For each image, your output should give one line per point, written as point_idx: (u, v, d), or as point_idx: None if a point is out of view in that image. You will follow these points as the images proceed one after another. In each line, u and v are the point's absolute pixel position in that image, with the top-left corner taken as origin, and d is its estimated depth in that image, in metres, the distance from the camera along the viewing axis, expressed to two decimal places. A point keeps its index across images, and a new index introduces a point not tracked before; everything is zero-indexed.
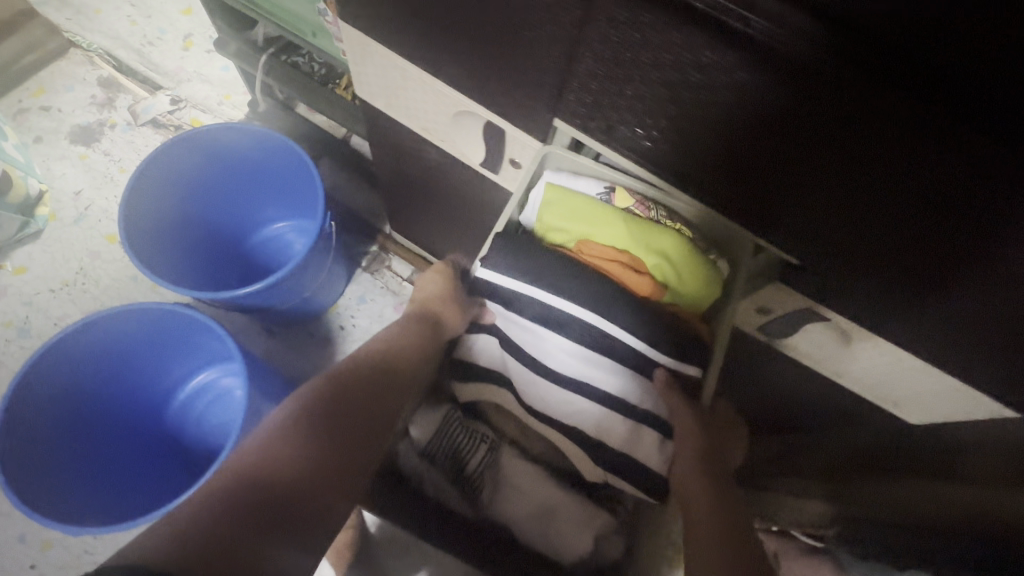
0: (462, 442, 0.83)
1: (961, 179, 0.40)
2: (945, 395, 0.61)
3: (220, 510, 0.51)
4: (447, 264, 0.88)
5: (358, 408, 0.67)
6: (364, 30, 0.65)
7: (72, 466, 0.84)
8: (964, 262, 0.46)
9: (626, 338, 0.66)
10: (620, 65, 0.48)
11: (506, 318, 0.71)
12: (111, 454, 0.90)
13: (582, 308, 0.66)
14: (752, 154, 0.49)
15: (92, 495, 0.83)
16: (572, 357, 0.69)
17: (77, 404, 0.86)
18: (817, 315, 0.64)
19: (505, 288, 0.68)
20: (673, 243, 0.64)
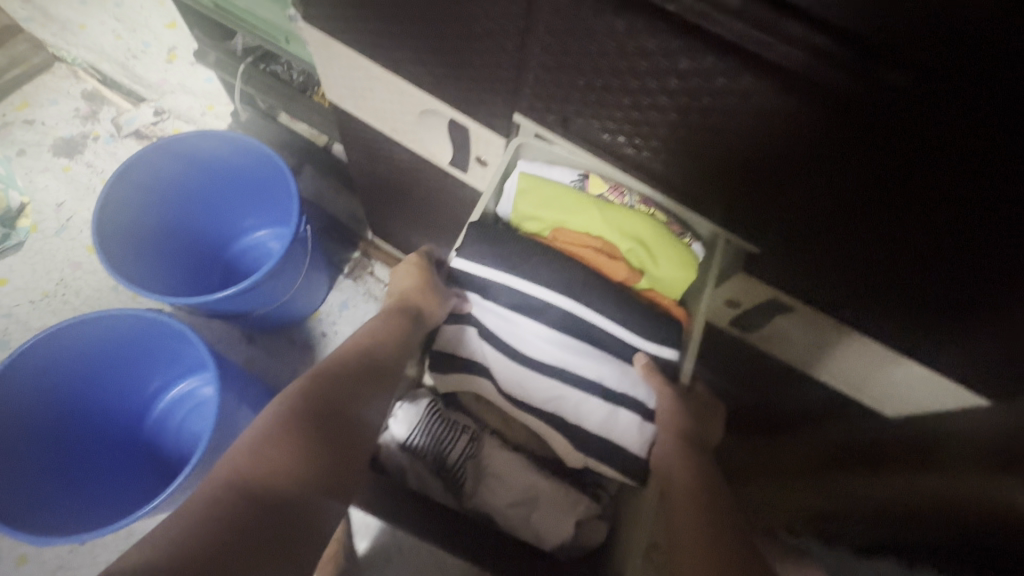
0: (441, 433, 0.79)
1: (941, 160, 0.39)
2: (916, 382, 0.61)
3: (205, 526, 0.48)
4: (422, 254, 0.80)
5: (339, 409, 0.62)
6: (327, 32, 0.65)
7: (46, 476, 0.83)
8: (946, 245, 0.45)
9: (602, 323, 0.65)
10: (568, 55, 0.48)
11: (482, 308, 0.70)
12: (86, 463, 0.89)
13: (556, 294, 0.65)
14: (721, 143, 0.48)
15: (66, 503, 0.82)
16: (550, 343, 0.67)
17: (51, 413, 0.86)
18: (783, 306, 0.64)
19: (481, 278, 0.67)
20: (647, 228, 0.64)
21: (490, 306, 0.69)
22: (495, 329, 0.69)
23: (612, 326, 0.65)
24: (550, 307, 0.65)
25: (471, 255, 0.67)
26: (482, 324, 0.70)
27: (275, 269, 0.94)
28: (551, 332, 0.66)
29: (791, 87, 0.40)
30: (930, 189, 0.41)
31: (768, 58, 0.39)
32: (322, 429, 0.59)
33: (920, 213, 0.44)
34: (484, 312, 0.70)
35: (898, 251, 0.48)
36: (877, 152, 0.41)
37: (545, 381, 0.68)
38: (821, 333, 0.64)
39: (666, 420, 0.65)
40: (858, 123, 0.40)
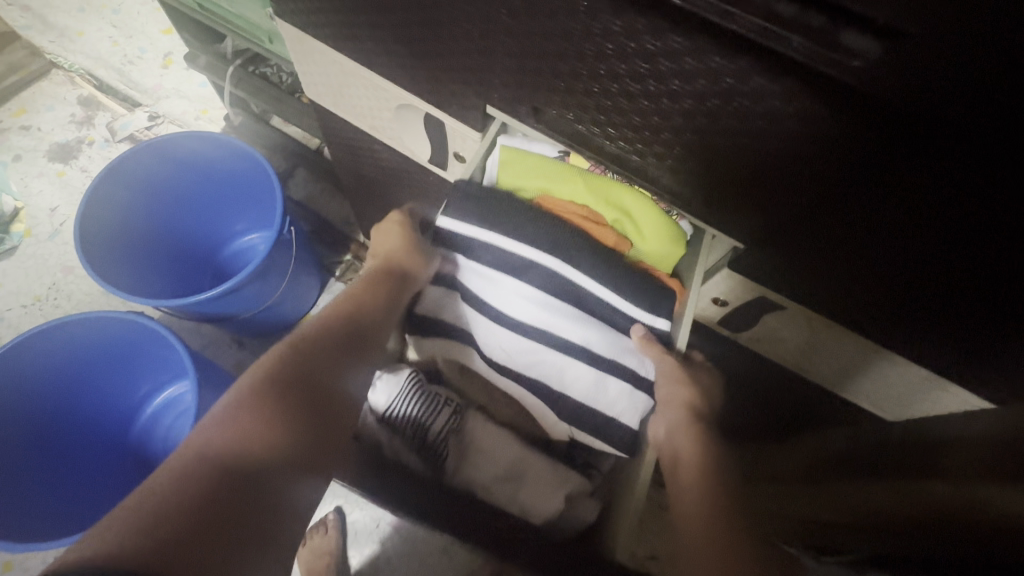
0: (421, 407, 0.76)
1: (927, 147, 0.37)
2: (917, 385, 0.59)
3: (173, 503, 0.44)
4: (404, 216, 0.75)
5: (316, 380, 0.57)
6: (300, 27, 0.64)
7: (32, 477, 0.84)
8: (940, 240, 0.42)
9: (590, 284, 0.64)
10: (532, 41, 0.46)
11: (468, 271, 0.69)
12: (74, 466, 0.89)
13: (543, 253, 0.64)
14: (701, 136, 0.46)
15: (46, 507, 0.82)
16: (536, 304, 0.65)
17: (41, 415, 0.86)
18: (774, 305, 0.61)
19: (466, 236, 0.66)
20: (633, 200, 0.66)
21: (477, 270, 0.68)
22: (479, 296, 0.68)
23: (603, 291, 0.65)
24: (540, 268, 0.64)
25: (460, 215, 0.66)
26: (469, 290, 0.69)
27: (258, 270, 0.92)
28: (538, 296, 0.65)
29: (770, 73, 0.38)
30: (919, 178, 0.39)
31: (743, 39, 0.37)
32: (296, 400, 0.55)
33: (909, 205, 0.41)
34: (472, 269, 0.68)
35: (888, 247, 0.46)
36: (862, 141, 0.39)
37: (531, 347, 0.67)
38: (815, 332, 0.61)
39: (668, 398, 0.64)
40: (841, 110, 0.38)
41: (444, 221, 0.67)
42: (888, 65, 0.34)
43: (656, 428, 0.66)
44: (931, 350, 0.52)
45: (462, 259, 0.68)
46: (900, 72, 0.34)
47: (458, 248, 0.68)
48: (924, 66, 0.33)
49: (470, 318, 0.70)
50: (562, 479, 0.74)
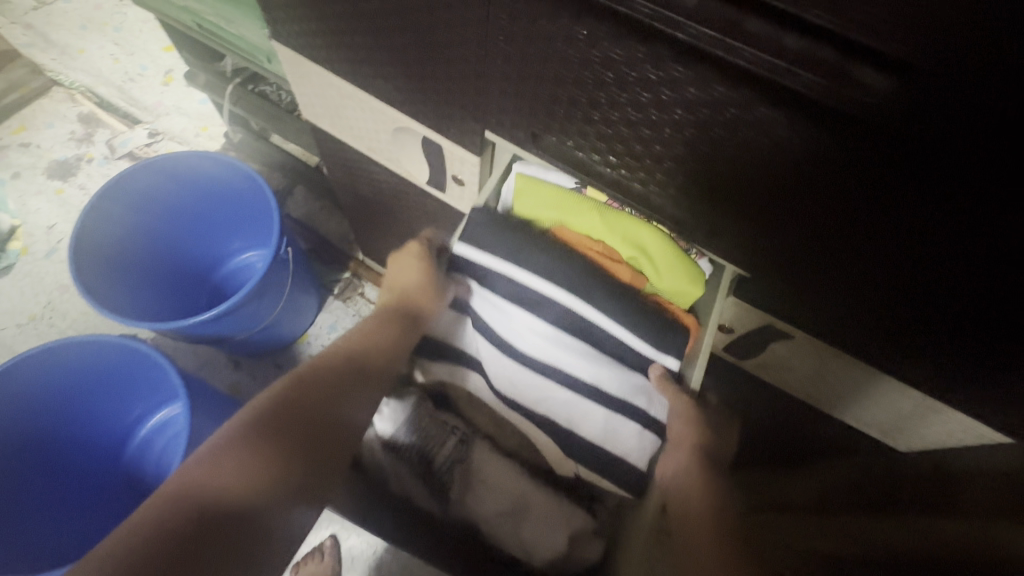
0: (426, 436, 0.82)
1: (930, 181, 0.36)
2: (927, 417, 0.57)
3: None
4: (422, 244, 0.76)
5: (331, 400, 0.60)
6: (296, 50, 0.63)
7: (22, 489, 0.83)
8: (941, 272, 0.42)
9: (602, 321, 0.62)
10: (530, 67, 0.45)
11: (478, 303, 0.67)
12: (67, 479, 0.88)
13: (555, 288, 0.62)
14: (702, 165, 0.44)
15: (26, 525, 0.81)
16: (544, 339, 0.64)
17: (41, 426, 0.85)
18: (780, 333, 0.59)
19: (481, 265, 0.64)
20: (653, 239, 0.62)
21: (487, 303, 0.66)
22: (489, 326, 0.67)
23: (613, 328, 0.62)
24: (551, 304, 0.62)
25: (475, 244, 0.64)
26: (480, 318, 0.68)
27: (254, 290, 0.91)
28: (548, 332, 0.63)
29: (777, 104, 0.37)
30: (923, 211, 0.38)
31: (747, 72, 0.36)
32: (307, 423, 0.57)
33: (914, 236, 0.40)
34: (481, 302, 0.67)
35: (893, 279, 0.44)
36: (864, 171, 0.38)
37: (538, 387, 0.66)
38: (822, 362, 0.60)
39: (679, 436, 0.62)
40: (842, 141, 0.36)
41: (457, 250, 0.65)
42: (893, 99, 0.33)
43: (665, 468, 0.63)
44: (940, 381, 0.51)
45: (475, 288, 0.67)
46: (906, 105, 0.33)
47: (474, 277, 0.66)
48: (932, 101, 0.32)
49: (483, 346, 0.69)
50: (565, 518, 0.76)
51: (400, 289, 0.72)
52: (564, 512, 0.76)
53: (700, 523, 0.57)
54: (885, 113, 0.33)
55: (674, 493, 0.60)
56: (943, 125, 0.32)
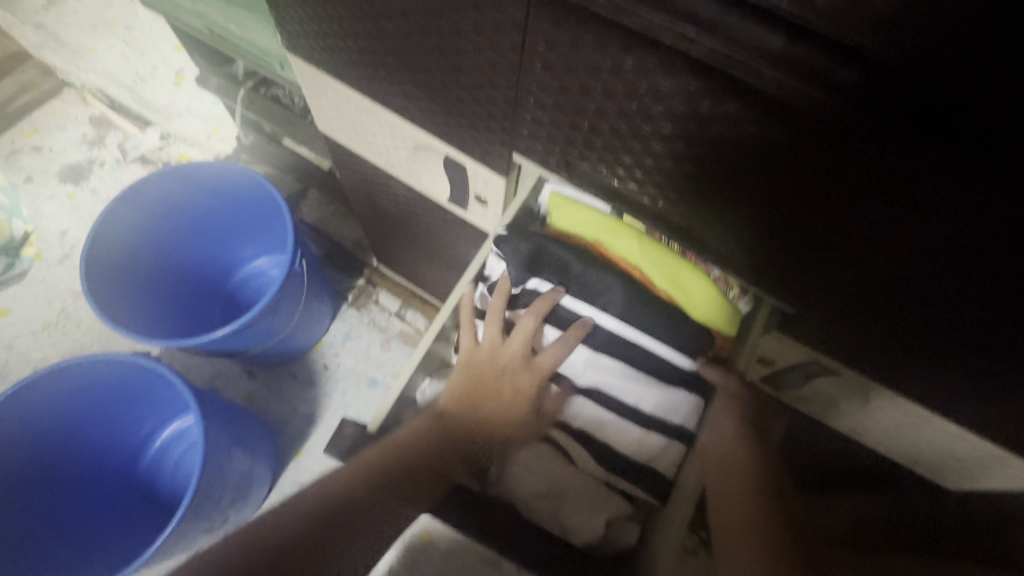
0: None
1: (1008, 232, 0.32)
2: (982, 462, 0.55)
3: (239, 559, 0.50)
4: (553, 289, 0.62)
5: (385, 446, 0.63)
6: (312, 64, 0.60)
7: (49, 491, 0.83)
8: (1011, 324, 0.38)
9: (643, 341, 0.59)
10: (567, 95, 0.42)
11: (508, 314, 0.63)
12: (92, 483, 0.88)
13: (597, 310, 0.60)
14: (749, 201, 0.41)
15: (47, 529, 0.81)
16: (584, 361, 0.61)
17: (73, 432, 0.85)
18: (826, 368, 0.56)
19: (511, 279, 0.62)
20: (695, 282, 0.59)
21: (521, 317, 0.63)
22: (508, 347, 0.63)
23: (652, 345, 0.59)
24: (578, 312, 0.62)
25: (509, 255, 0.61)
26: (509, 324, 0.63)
27: (269, 304, 0.89)
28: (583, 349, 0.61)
29: (833, 144, 0.33)
30: (997, 261, 0.34)
31: (809, 115, 0.32)
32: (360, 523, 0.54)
33: (971, 286, 0.37)
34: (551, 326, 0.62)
35: (956, 327, 0.41)
36: (917, 212, 0.34)
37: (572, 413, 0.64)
38: (870, 400, 0.56)
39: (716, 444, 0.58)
40: (896, 181, 0.33)
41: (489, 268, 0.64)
42: (976, 148, 0.29)
43: (707, 438, 0.59)
44: (999, 430, 0.47)
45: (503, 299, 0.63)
46: (991, 155, 0.29)
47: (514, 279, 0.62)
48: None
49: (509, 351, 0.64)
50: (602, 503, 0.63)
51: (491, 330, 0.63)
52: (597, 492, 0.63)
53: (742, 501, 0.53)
54: (948, 158, 0.30)
55: (712, 461, 0.57)
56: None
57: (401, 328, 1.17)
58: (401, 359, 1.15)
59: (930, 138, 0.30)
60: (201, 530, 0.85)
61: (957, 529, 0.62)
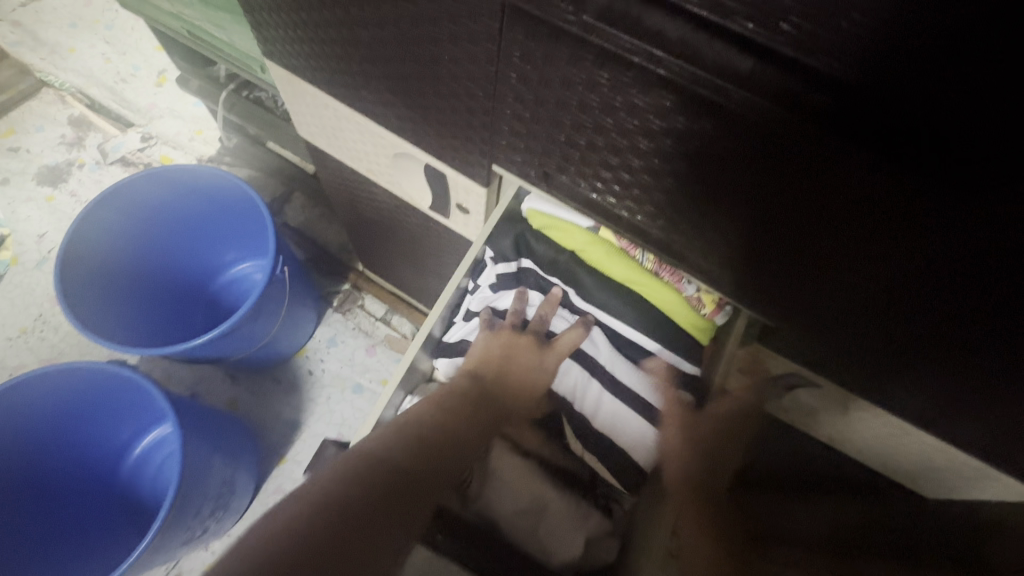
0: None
1: (978, 247, 0.32)
2: (962, 472, 0.55)
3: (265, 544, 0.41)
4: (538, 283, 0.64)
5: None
6: (290, 70, 0.59)
7: (25, 499, 0.81)
8: (982, 334, 0.38)
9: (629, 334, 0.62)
10: (543, 107, 0.41)
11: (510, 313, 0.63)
12: (69, 490, 0.87)
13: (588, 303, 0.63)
14: (727, 213, 0.40)
15: (23, 539, 0.79)
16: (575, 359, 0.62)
17: (50, 439, 0.83)
18: (806, 379, 0.56)
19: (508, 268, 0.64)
20: (661, 300, 0.60)
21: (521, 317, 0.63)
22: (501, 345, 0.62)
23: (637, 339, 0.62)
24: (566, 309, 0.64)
25: (508, 254, 0.64)
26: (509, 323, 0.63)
27: (251, 310, 0.88)
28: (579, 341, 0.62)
29: (808, 162, 0.33)
30: (968, 274, 0.34)
31: (781, 131, 0.32)
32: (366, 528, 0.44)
33: (942, 297, 0.37)
34: (557, 323, 0.64)
35: (929, 337, 0.41)
36: (894, 228, 0.34)
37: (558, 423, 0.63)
38: (851, 410, 0.57)
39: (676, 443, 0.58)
40: (873, 198, 0.33)
41: (494, 271, 0.64)
42: (944, 166, 0.29)
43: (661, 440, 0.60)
44: (976, 441, 0.47)
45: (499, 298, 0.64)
46: (957, 173, 0.29)
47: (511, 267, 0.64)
48: (992, 170, 0.28)
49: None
50: (583, 516, 0.60)
51: (511, 316, 0.63)
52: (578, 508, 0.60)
53: (688, 509, 0.50)
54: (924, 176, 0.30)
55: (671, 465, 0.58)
56: (997, 193, 0.29)
57: (387, 332, 1.16)
58: (387, 364, 1.14)
59: (904, 158, 0.30)
60: (181, 541, 0.83)
61: (950, 541, 0.62)
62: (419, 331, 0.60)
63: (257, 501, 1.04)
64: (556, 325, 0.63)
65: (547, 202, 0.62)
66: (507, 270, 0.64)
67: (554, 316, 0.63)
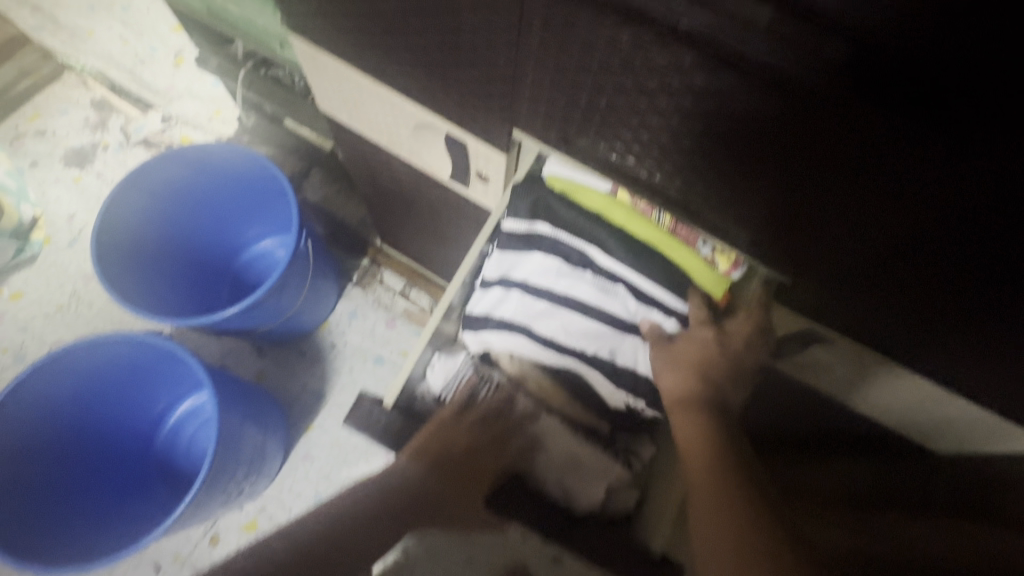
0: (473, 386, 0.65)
1: (985, 197, 0.33)
2: (976, 425, 0.56)
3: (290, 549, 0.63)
4: (553, 245, 0.61)
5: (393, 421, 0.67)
6: (312, 43, 0.61)
7: (70, 467, 0.85)
8: (987, 287, 0.39)
9: (656, 290, 0.60)
10: (564, 69, 0.42)
11: (524, 273, 0.61)
12: (108, 459, 0.91)
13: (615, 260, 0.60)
14: (744, 171, 0.41)
15: (70, 506, 0.83)
16: (602, 318, 0.60)
17: (88, 409, 0.87)
18: (823, 336, 0.57)
19: (520, 235, 0.62)
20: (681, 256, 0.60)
21: (537, 278, 0.61)
22: (517, 308, 0.62)
23: (667, 296, 0.60)
24: (591, 272, 0.60)
25: (521, 215, 0.61)
26: (524, 285, 0.61)
27: (276, 284, 0.91)
28: (596, 297, 0.60)
29: (828, 121, 0.34)
30: (975, 226, 0.36)
31: (798, 85, 0.33)
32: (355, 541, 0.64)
33: (950, 249, 0.38)
34: (580, 286, 0.60)
35: (937, 290, 0.42)
36: (901, 180, 0.36)
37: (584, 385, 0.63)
38: (865, 366, 0.58)
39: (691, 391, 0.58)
40: (893, 158, 0.34)
41: (506, 231, 0.62)
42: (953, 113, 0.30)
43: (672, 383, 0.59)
44: (991, 391, 0.48)
45: (513, 260, 0.63)
46: (966, 121, 0.30)
47: (526, 233, 0.62)
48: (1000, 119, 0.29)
49: (522, 314, 0.62)
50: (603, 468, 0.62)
51: (531, 284, 0.61)
52: (599, 459, 0.62)
53: (699, 471, 0.53)
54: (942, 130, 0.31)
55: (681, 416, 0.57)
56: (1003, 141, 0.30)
57: (406, 306, 1.19)
58: (407, 336, 1.17)
59: (924, 111, 0.31)
60: (218, 501, 0.88)
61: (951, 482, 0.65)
62: (437, 305, 0.64)
63: (287, 467, 1.08)
64: (582, 286, 0.60)
65: (567, 165, 0.61)
66: (519, 230, 0.62)
67: (575, 282, 0.60)
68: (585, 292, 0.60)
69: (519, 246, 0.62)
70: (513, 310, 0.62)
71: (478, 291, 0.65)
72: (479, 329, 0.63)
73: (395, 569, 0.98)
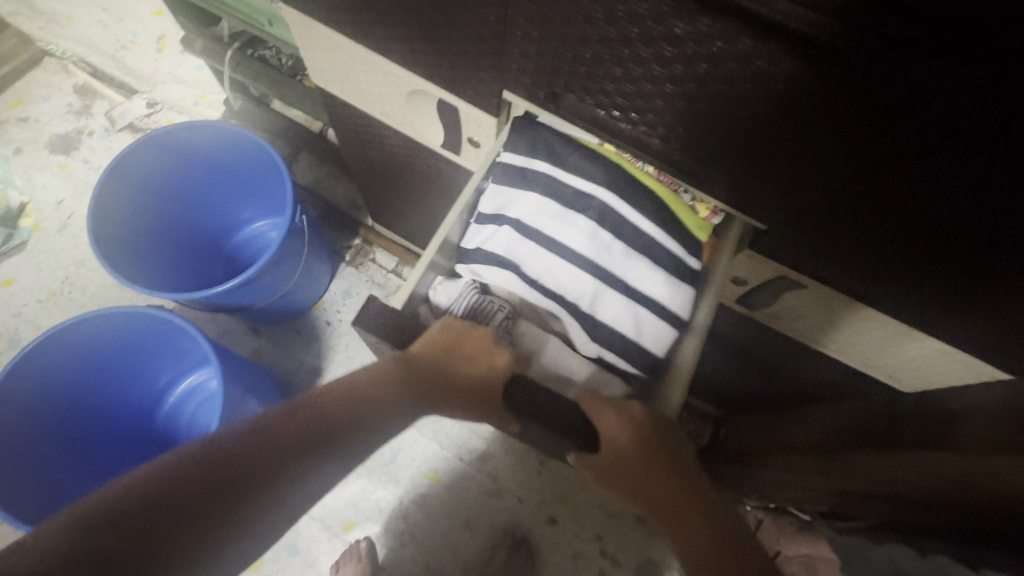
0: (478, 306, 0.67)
1: (947, 125, 0.36)
2: (940, 363, 0.60)
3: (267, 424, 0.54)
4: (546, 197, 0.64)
5: None
6: (304, 12, 0.62)
7: (71, 442, 0.87)
8: (955, 215, 0.42)
9: (650, 235, 0.64)
10: (552, 25, 0.45)
11: (519, 211, 0.65)
12: (109, 435, 0.92)
13: (608, 197, 0.63)
14: (723, 117, 0.45)
15: (76, 478, 0.85)
16: (589, 261, 0.64)
17: (89, 383, 0.88)
18: (794, 283, 0.61)
19: (520, 174, 0.65)
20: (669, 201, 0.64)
21: (533, 218, 0.65)
22: (509, 243, 0.65)
23: (657, 237, 0.64)
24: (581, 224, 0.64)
25: (521, 152, 0.65)
26: (519, 222, 0.65)
27: (270, 261, 0.92)
28: (582, 244, 0.64)
29: (830, 78, 0.38)
30: (941, 154, 0.39)
31: (770, 26, 0.36)
32: None
33: (918, 180, 0.41)
34: (573, 230, 0.64)
35: (907, 222, 0.45)
36: (871, 114, 0.39)
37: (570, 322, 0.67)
38: (833, 309, 0.62)
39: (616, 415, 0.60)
40: (864, 91, 0.37)
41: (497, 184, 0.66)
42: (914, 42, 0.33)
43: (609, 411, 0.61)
44: (950, 322, 0.53)
45: (509, 195, 0.66)
46: (925, 50, 0.33)
47: (524, 177, 0.65)
48: (954, 45, 0.32)
49: (512, 249, 0.66)
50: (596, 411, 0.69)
51: (525, 224, 0.65)
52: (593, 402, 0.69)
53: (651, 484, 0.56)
54: (915, 68, 0.34)
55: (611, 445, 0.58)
56: (961, 66, 0.33)
57: (399, 283, 1.21)
58: None
59: (886, 45, 0.34)
60: None
61: None
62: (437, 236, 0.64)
63: None
64: (576, 228, 0.64)
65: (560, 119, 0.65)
66: (518, 166, 0.65)
67: (569, 225, 0.64)
68: (577, 239, 0.64)
69: (518, 182, 0.65)
70: (503, 244, 0.66)
71: (473, 226, 0.69)
72: (472, 261, 0.68)
73: (398, 535, 1.01)
